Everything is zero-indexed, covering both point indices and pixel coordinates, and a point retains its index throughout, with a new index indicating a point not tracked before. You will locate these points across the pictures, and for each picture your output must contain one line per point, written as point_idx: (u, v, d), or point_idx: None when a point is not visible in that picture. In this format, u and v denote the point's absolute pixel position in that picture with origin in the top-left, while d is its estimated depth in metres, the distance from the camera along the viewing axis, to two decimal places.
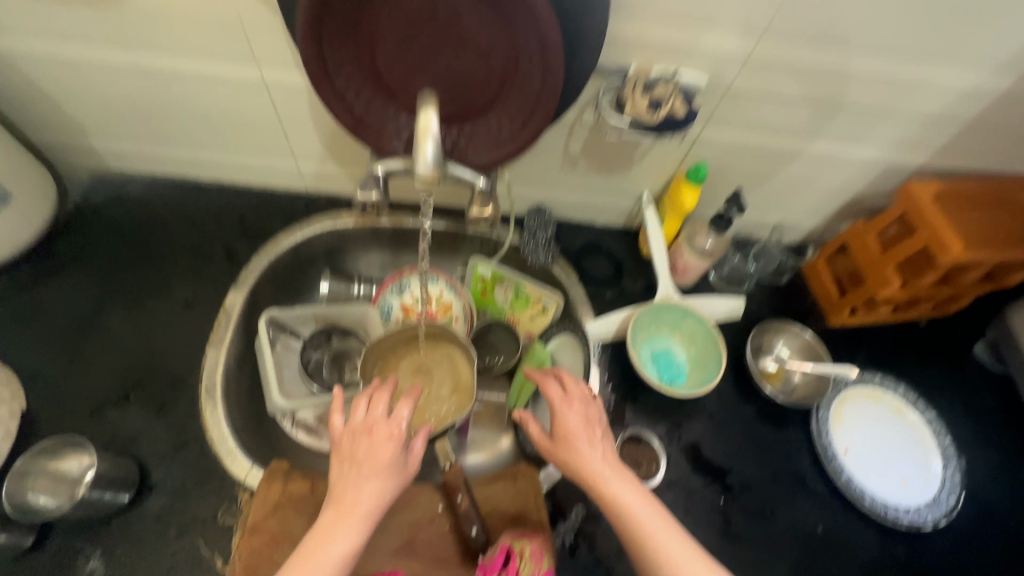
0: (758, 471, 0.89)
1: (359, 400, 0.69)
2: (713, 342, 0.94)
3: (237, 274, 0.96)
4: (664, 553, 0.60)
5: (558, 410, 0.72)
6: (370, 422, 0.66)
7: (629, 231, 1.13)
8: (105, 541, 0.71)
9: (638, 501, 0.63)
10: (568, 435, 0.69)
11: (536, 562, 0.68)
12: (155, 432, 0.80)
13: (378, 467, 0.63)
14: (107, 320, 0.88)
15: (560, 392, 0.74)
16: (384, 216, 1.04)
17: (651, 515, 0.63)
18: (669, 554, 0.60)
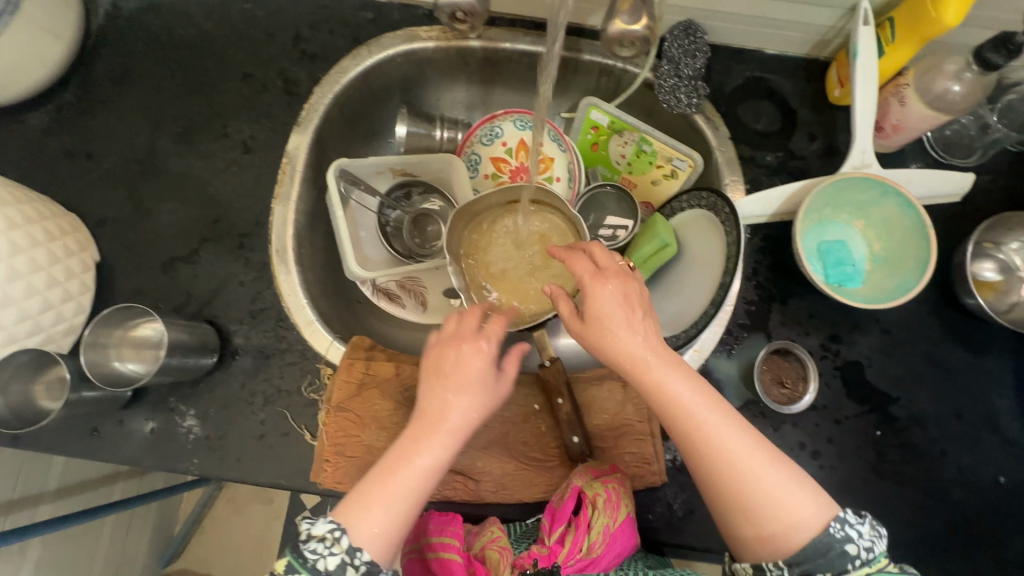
0: (934, 403, 0.71)
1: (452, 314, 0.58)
2: (920, 238, 0.68)
3: (298, 111, 0.78)
4: (725, 447, 0.50)
5: (588, 287, 0.55)
6: (460, 333, 0.55)
7: (813, 64, 0.79)
8: (196, 403, 0.70)
9: (691, 392, 0.51)
10: (603, 317, 0.54)
11: (611, 513, 0.60)
12: (229, 296, 0.73)
13: (468, 380, 0.52)
14: (162, 163, 0.76)
15: (591, 267, 0.56)
16: (475, 36, 0.80)
17: (706, 407, 0.51)
18: (723, 449, 0.50)
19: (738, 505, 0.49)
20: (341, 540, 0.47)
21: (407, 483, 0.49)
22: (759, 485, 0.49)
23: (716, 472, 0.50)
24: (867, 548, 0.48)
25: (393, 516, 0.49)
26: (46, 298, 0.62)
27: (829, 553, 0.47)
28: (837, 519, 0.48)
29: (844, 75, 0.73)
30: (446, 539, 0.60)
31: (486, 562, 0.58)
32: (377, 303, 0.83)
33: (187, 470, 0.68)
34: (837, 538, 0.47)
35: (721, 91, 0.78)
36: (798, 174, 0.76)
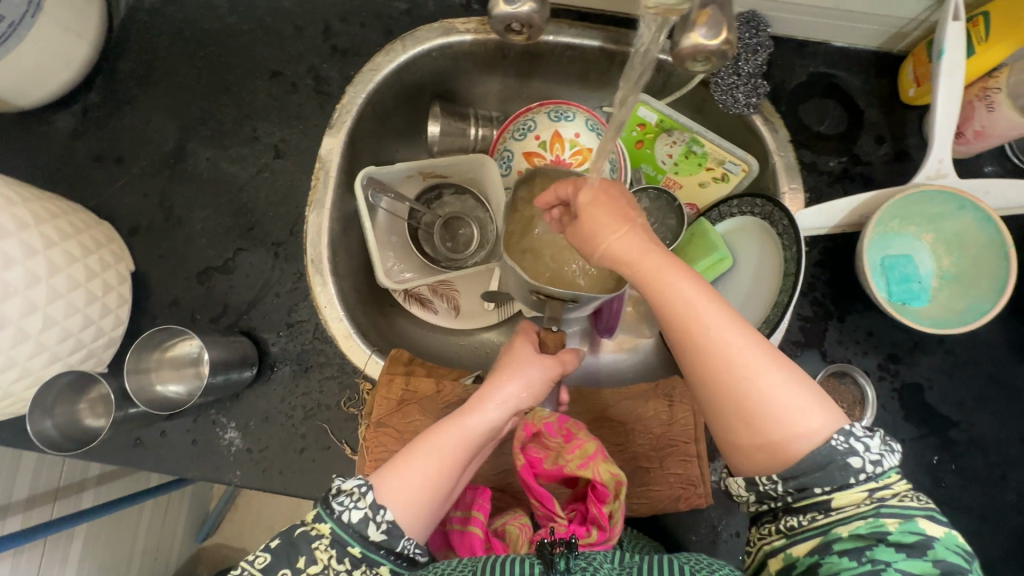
0: (998, 429, 0.67)
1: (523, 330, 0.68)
2: (1000, 256, 0.63)
3: (330, 112, 0.74)
4: (724, 341, 0.49)
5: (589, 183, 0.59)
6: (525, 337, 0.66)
7: (884, 57, 0.72)
8: (237, 416, 0.69)
9: (684, 285, 0.51)
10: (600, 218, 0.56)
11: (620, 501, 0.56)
12: (265, 307, 0.71)
13: (517, 368, 0.61)
14: (194, 167, 0.74)
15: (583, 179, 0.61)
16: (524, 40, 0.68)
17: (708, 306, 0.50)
18: (722, 350, 0.49)
19: (735, 409, 0.49)
20: (366, 495, 0.50)
21: (444, 446, 0.55)
22: (762, 391, 0.48)
23: (723, 374, 0.49)
24: (873, 462, 0.46)
25: (426, 474, 0.53)
26: (86, 315, 0.61)
27: (830, 467, 0.46)
28: (842, 432, 0.47)
29: (923, 73, 0.67)
30: (473, 513, 0.62)
31: (508, 538, 0.60)
32: (407, 309, 0.82)
33: (231, 481, 0.69)
34: (840, 451, 0.46)
35: (782, 88, 0.72)
36: (864, 181, 0.71)
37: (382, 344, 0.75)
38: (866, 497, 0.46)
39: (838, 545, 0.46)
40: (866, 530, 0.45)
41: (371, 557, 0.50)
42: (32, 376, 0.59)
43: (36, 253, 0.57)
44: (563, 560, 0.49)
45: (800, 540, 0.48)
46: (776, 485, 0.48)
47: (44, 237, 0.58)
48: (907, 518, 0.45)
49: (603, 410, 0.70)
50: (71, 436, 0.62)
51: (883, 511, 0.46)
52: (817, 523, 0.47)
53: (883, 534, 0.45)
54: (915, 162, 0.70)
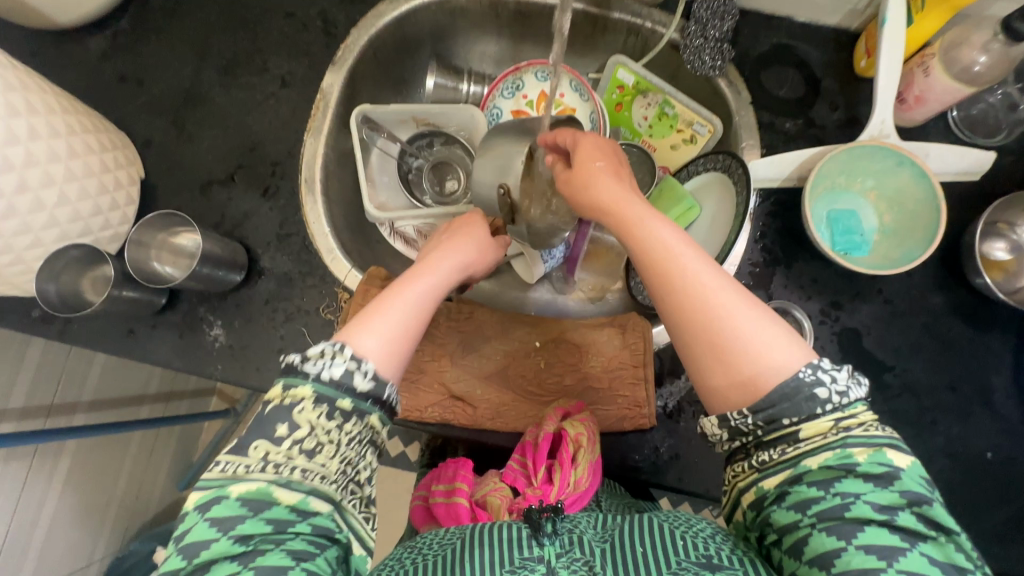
0: (929, 376, 0.72)
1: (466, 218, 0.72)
2: (931, 208, 0.68)
3: (334, 51, 0.82)
4: (698, 283, 0.52)
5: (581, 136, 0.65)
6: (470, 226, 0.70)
7: (841, 34, 0.79)
8: (224, 314, 0.75)
9: (663, 230, 0.56)
10: (593, 167, 0.61)
11: (588, 456, 0.64)
12: (259, 220, 0.77)
13: (463, 247, 0.66)
14: (207, 91, 0.81)
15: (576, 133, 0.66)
16: None
17: (686, 249, 0.54)
18: (697, 285, 0.52)
19: (710, 342, 0.50)
20: (345, 351, 0.48)
21: (413, 300, 0.55)
22: (734, 327, 0.50)
23: (693, 307, 0.52)
24: (839, 393, 0.47)
25: (400, 323, 0.53)
26: (97, 202, 0.68)
27: (797, 397, 0.47)
28: (810, 365, 0.48)
29: (873, 45, 0.74)
30: (457, 485, 0.72)
31: (490, 508, 0.66)
32: (392, 243, 0.88)
33: (212, 373, 0.74)
34: (807, 382, 0.47)
35: (746, 56, 0.79)
36: (817, 143, 0.77)
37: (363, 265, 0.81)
38: (833, 427, 0.47)
39: (807, 478, 0.47)
40: (836, 462, 0.46)
41: (362, 408, 0.47)
42: (42, 249, 0.65)
43: (61, 136, 0.63)
44: (549, 524, 0.55)
45: (772, 474, 0.48)
46: (745, 419, 0.49)
47: (68, 123, 0.64)
48: (875, 449, 0.46)
49: (557, 332, 0.75)
50: (65, 301, 0.70)
51: (851, 443, 0.46)
52: (789, 458, 0.48)
53: (851, 466, 0.46)
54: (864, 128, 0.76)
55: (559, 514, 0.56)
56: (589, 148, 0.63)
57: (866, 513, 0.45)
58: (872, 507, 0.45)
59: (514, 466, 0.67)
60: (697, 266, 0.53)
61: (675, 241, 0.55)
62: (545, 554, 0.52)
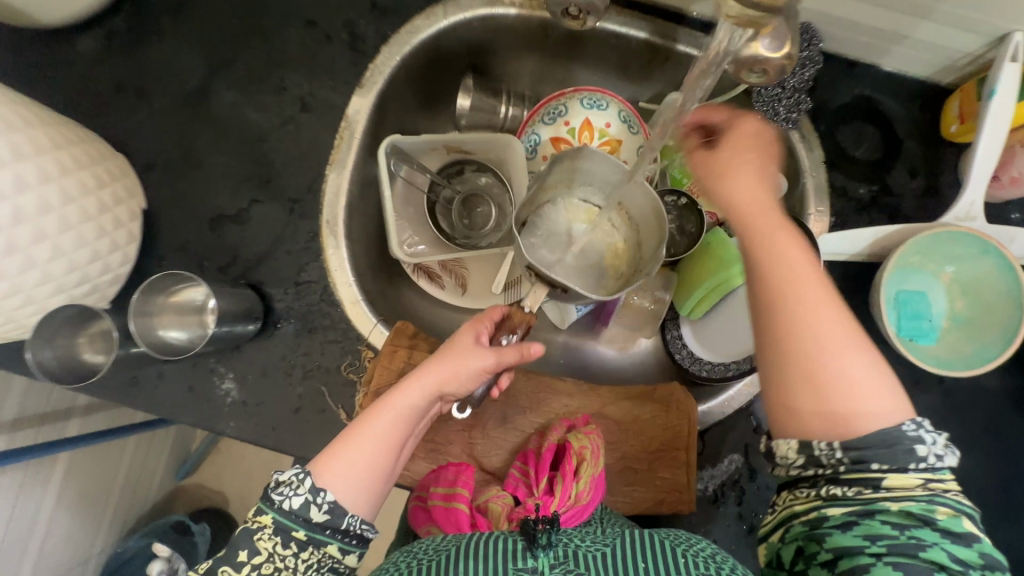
0: (981, 472, 0.68)
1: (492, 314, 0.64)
2: (1012, 304, 0.63)
3: (361, 70, 0.72)
4: (820, 307, 0.45)
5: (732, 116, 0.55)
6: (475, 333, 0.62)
7: (931, 89, 0.71)
8: (237, 367, 0.69)
9: (798, 252, 0.48)
10: (740, 161, 0.52)
11: (595, 464, 0.62)
12: (275, 263, 0.70)
13: (453, 358, 0.60)
14: (215, 109, 0.71)
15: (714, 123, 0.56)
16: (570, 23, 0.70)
17: (814, 274, 0.47)
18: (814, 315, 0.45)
19: (815, 380, 0.44)
20: (305, 482, 0.51)
21: (378, 433, 0.57)
22: (842, 364, 0.44)
23: (801, 330, 0.45)
24: (938, 455, 0.42)
25: (359, 462, 0.55)
26: (95, 249, 0.61)
27: (896, 447, 0.42)
28: (914, 420, 0.43)
29: (969, 111, 0.66)
30: (456, 489, 0.63)
31: (490, 514, 0.60)
32: (415, 281, 0.82)
33: (223, 431, 0.69)
34: (908, 436, 0.42)
35: (823, 107, 0.71)
36: (892, 213, 0.70)
37: (388, 314, 0.75)
38: (921, 484, 0.42)
39: (882, 514, 0.42)
40: (917, 510, 0.42)
41: (317, 538, 0.50)
42: (35, 305, 0.58)
43: (51, 180, 0.55)
44: (545, 536, 0.51)
45: (840, 500, 0.44)
46: (830, 450, 0.44)
47: (60, 162, 0.56)
48: (959, 513, 0.42)
49: (596, 411, 0.70)
50: (70, 369, 0.63)
51: (937, 500, 0.42)
52: (864, 493, 0.43)
53: (931, 517, 0.41)
54: (945, 200, 0.70)
55: (556, 525, 0.52)
56: (742, 137, 0.54)
57: (935, 559, 0.41)
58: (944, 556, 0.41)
59: (517, 475, 0.65)
60: (818, 292, 0.46)
61: (806, 262, 0.47)
62: (539, 565, 0.48)
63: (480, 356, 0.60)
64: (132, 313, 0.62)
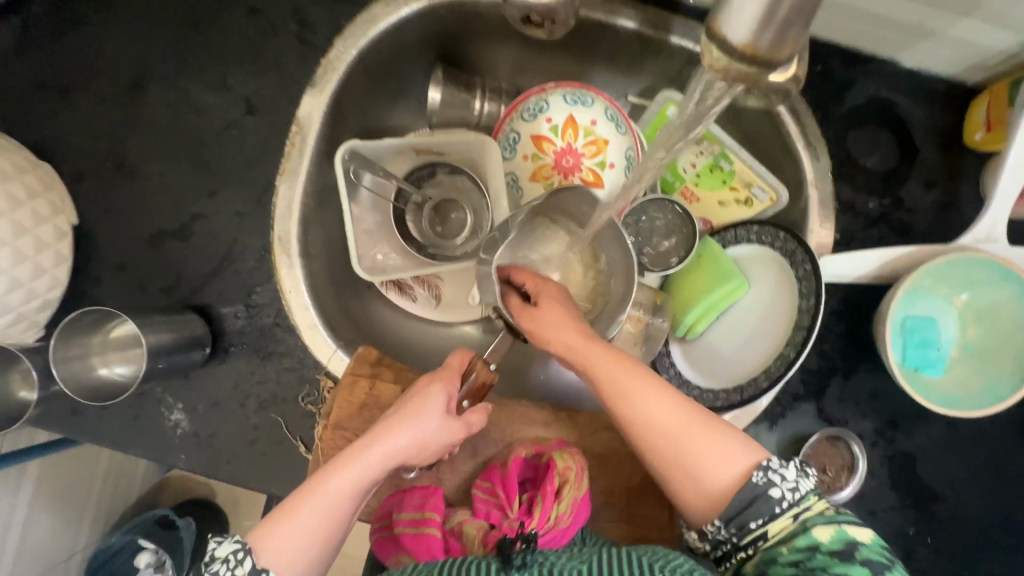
0: (982, 510, 0.64)
1: (456, 362, 0.61)
2: None
3: (314, 66, 0.65)
4: (650, 420, 0.50)
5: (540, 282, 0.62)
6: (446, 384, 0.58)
7: (954, 89, 0.63)
8: (185, 396, 0.64)
9: (645, 391, 0.51)
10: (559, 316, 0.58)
11: (578, 485, 0.58)
12: (223, 283, 0.64)
13: (413, 418, 0.56)
14: (153, 111, 0.65)
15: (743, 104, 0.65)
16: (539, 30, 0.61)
17: (642, 375, 0.52)
18: (655, 419, 0.50)
19: (684, 472, 0.49)
20: (245, 562, 0.46)
21: (326, 506, 0.51)
22: (697, 450, 0.48)
23: (654, 437, 0.50)
24: (790, 489, 0.45)
25: (307, 534, 0.50)
26: (13, 277, 0.56)
27: (755, 502, 0.45)
28: (761, 466, 0.46)
29: (996, 117, 0.59)
30: (427, 514, 0.59)
31: (464, 538, 0.56)
32: (385, 295, 0.75)
33: (174, 464, 0.64)
34: (760, 485, 0.45)
35: (833, 111, 0.64)
36: (901, 230, 0.64)
37: (352, 335, 0.69)
38: (793, 520, 0.45)
39: (781, 559, 0.43)
40: (803, 545, 0.43)
41: None
42: None
43: None
44: (520, 557, 0.49)
45: (750, 557, 0.46)
46: (720, 529, 0.47)
47: None
48: (837, 525, 0.43)
49: (574, 443, 0.66)
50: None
51: (811, 524, 0.44)
52: (761, 545, 0.45)
53: (816, 545, 0.43)
54: (961, 215, 0.63)
55: (532, 544, 0.50)
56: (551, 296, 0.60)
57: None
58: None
59: (484, 497, 0.60)
60: (667, 412, 0.50)
61: (662, 411, 0.50)
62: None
63: (451, 429, 0.57)
64: (53, 361, 0.57)
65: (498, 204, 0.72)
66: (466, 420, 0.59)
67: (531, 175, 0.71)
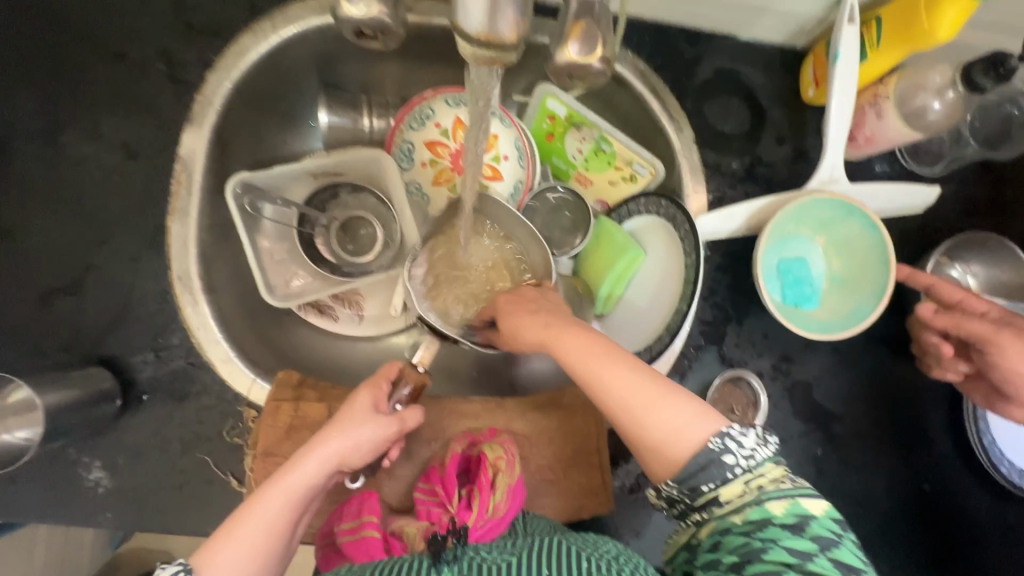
0: (875, 420, 0.71)
1: (392, 368, 0.62)
2: (880, 263, 0.65)
3: (190, 103, 0.65)
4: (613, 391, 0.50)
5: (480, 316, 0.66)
6: (379, 395, 0.60)
7: (787, 53, 0.71)
8: (102, 452, 0.62)
9: (583, 347, 0.53)
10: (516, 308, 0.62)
11: (510, 472, 0.60)
12: (125, 331, 0.63)
13: (344, 424, 0.57)
14: (24, 169, 0.63)
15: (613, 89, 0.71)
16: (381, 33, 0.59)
17: (609, 355, 0.52)
18: (623, 393, 0.50)
19: (635, 426, 0.49)
20: None
21: (268, 517, 0.51)
22: (653, 419, 0.48)
23: (600, 395, 0.51)
24: (747, 458, 0.46)
25: (250, 546, 0.49)
26: None
27: (709, 467, 0.46)
28: (718, 433, 0.47)
29: (821, 73, 0.66)
30: (365, 518, 0.59)
31: (405, 539, 0.57)
32: (305, 319, 0.75)
33: (100, 524, 0.62)
34: (715, 451, 0.46)
35: (687, 85, 0.70)
36: (763, 183, 0.71)
37: (272, 362, 0.69)
38: (747, 487, 0.46)
39: (734, 529, 0.45)
40: (756, 516, 0.45)
41: None
42: None
43: None
44: (451, 550, 0.50)
45: (703, 523, 0.47)
46: (673, 488, 0.48)
47: None
48: (791, 500, 0.45)
49: (505, 428, 0.69)
50: None
51: (766, 498, 0.45)
52: (715, 512, 0.47)
53: (770, 518, 0.45)
54: (812, 162, 0.71)
55: (461, 538, 0.52)
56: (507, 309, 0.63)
57: (781, 559, 0.43)
58: (784, 554, 0.43)
59: (424, 497, 0.61)
60: (630, 379, 0.50)
61: (619, 369, 0.51)
62: None
63: (383, 426, 0.58)
64: None
65: (405, 214, 0.75)
66: (401, 416, 0.60)
67: (432, 180, 0.74)
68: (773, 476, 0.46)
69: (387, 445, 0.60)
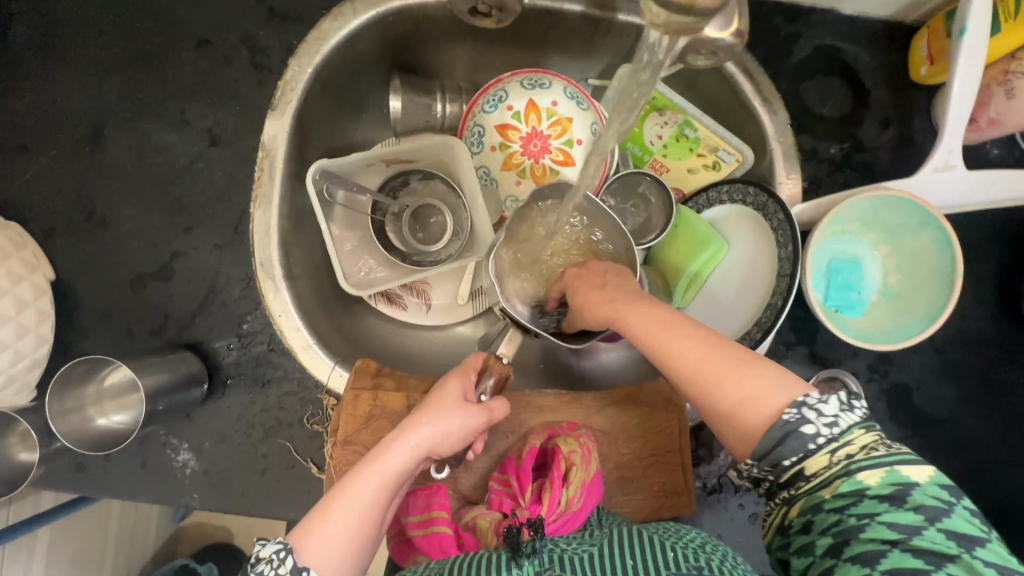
0: (981, 426, 0.66)
1: (475, 360, 0.61)
2: (943, 283, 0.60)
3: (271, 90, 0.65)
4: (687, 364, 0.48)
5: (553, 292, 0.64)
6: (466, 383, 0.59)
7: (894, 28, 0.66)
8: (189, 435, 0.64)
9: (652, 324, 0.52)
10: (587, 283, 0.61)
11: (586, 467, 0.58)
12: (211, 317, 0.64)
13: (435, 412, 0.56)
14: (114, 157, 0.65)
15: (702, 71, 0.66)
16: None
17: (677, 331, 0.50)
18: (694, 365, 0.48)
19: (709, 400, 0.46)
20: (286, 561, 0.46)
21: (361, 501, 0.51)
22: (728, 390, 0.45)
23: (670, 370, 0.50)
24: (830, 425, 0.42)
25: (345, 529, 0.49)
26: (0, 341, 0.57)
27: (788, 439, 0.42)
28: (794, 403, 0.43)
29: (937, 49, 0.61)
30: (434, 513, 0.59)
31: (479, 532, 0.56)
32: (376, 307, 0.75)
33: (188, 505, 0.63)
34: (792, 422, 0.42)
35: (783, 65, 0.66)
36: (865, 170, 0.66)
37: (348, 350, 0.69)
38: (834, 458, 0.41)
39: (825, 505, 0.41)
40: (848, 489, 0.40)
41: None
42: None
43: None
44: (529, 543, 0.49)
45: (792, 501, 0.43)
46: (755, 467, 0.44)
47: None
48: (887, 468, 0.40)
49: (583, 423, 0.67)
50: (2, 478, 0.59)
51: (856, 468, 0.41)
52: (801, 487, 0.42)
53: (864, 490, 0.40)
54: (920, 148, 0.65)
55: (540, 531, 0.51)
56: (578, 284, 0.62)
57: (883, 536, 0.39)
58: (887, 531, 0.39)
59: (498, 487, 0.60)
60: (697, 353, 0.48)
61: (691, 345, 0.49)
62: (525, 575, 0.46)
63: (472, 416, 0.57)
64: (50, 416, 0.57)
65: (476, 203, 0.72)
66: (488, 406, 0.59)
67: (501, 165, 0.71)
68: (863, 440, 0.42)
69: (473, 437, 0.59)
